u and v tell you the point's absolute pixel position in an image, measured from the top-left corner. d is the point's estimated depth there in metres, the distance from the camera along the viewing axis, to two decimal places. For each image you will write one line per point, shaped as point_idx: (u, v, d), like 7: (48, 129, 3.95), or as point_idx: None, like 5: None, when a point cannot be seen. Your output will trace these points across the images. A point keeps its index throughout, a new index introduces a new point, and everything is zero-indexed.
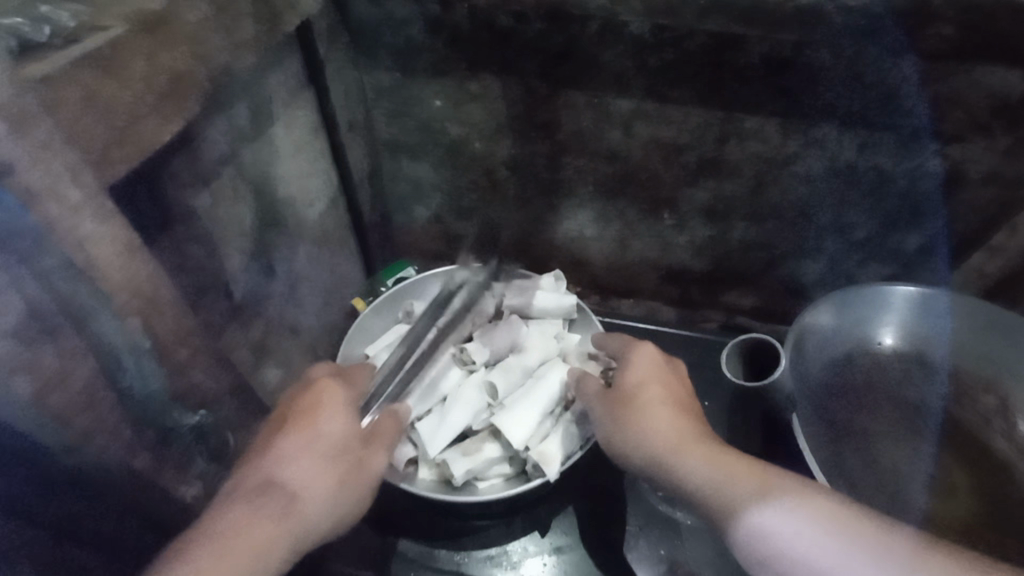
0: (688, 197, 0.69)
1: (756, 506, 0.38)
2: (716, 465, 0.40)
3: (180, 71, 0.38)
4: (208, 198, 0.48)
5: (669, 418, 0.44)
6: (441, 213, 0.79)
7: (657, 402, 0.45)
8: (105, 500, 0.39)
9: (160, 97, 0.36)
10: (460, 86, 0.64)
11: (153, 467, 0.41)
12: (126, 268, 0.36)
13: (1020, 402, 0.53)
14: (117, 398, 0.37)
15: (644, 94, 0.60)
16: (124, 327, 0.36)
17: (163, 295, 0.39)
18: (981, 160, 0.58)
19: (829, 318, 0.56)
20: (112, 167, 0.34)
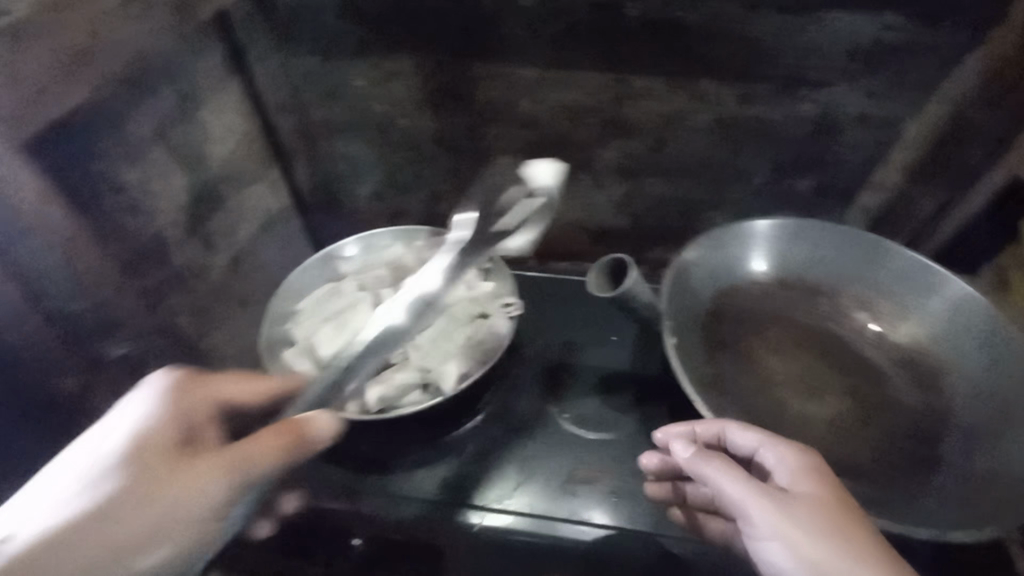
0: (601, 156, 0.75)
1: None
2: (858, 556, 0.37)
3: (83, 46, 0.44)
4: (139, 172, 0.54)
5: (821, 499, 0.40)
6: (381, 191, 0.85)
7: (814, 504, 0.40)
8: (42, 408, 0.46)
9: (63, 67, 0.43)
10: (378, 66, 0.69)
11: (83, 385, 0.47)
12: (45, 209, 0.42)
13: (880, 309, 0.60)
14: (47, 320, 0.43)
15: (544, 63, 0.66)
16: (48, 259, 0.43)
17: (84, 237, 0.46)
18: (850, 102, 0.64)
19: (714, 250, 0.62)
20: (24, 126, 0.40)
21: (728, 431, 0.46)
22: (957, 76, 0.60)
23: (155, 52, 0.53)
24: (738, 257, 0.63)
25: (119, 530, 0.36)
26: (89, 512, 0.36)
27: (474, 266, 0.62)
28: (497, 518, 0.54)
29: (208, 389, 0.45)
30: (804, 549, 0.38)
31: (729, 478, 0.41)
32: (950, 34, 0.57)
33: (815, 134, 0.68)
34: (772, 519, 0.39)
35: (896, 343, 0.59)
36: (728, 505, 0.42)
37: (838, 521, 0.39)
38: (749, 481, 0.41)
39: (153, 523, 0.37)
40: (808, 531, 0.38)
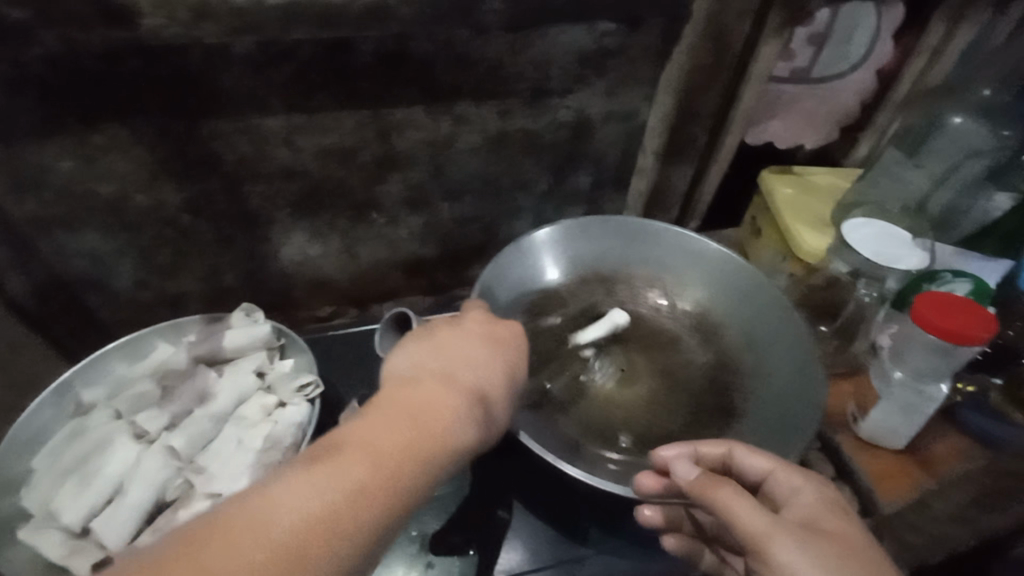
0: (385, 193, 0.72)
1: None
2: None
3: None
4: None
5: (833, 527, 0.39)
6: (145, 280, 0.72)
7: (838, 542, 0.37)
8: None
9: None
10: (82, 144, 0.58)
11: None
12: None
13: (667, 285, 0.65)
14: None
15: (288, 110, 0.61)
16: None
17: None
18: (596, 103, 0.69)
19: (510, 267, 0.62)
20: None
21: (739, 454, 0.47)
22: (670, 66, 0.67)
23: None
24: (535, 268, 0.64)
25: (435, 433, 0.39)
26: (399, 431, 0.38)
27: (260, 348, 0.54)
28: None
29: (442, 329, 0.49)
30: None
31: (745, 504, 0.38)
32: (654, 33, 0.64)
33: (576, 135, 0.72)
34: (795, 555, 0.36)
35: (684, 309, 0.64)
36: (746, 541, 0.38)
37: (861, 562, 0.36)
38: (772, 516, 0.38)
39: (421, 436, 0.38)
40: (826, 568, 0.35)
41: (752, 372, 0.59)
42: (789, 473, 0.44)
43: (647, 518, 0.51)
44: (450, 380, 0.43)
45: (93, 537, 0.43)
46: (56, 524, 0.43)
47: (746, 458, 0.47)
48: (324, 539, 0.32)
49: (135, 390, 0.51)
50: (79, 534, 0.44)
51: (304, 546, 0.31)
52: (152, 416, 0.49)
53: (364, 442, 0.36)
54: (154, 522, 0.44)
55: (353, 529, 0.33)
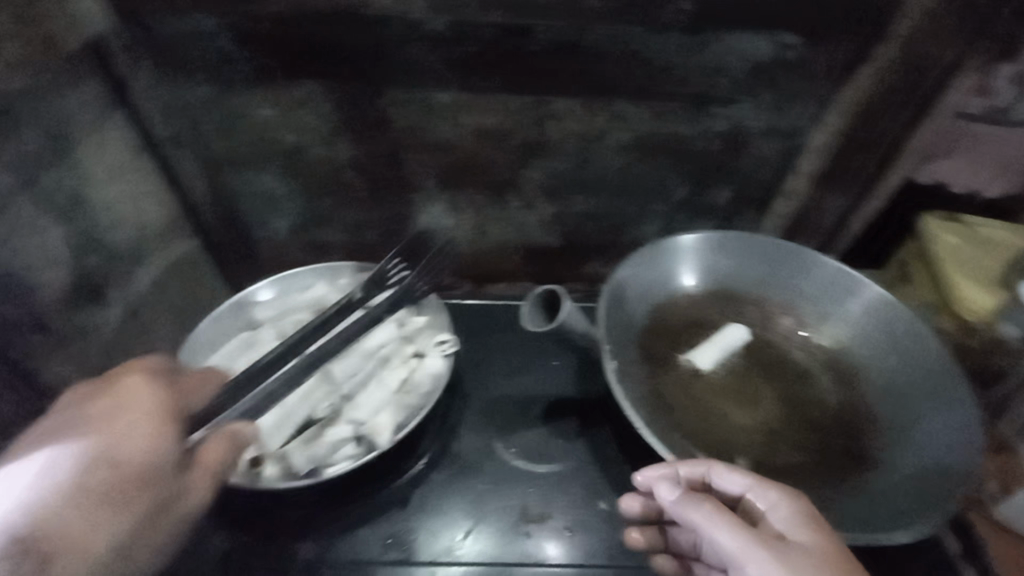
0: (526, 177, 0.75)
1: None
2: None
3: None
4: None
5: (811, 544, 0.39)
6: (302, 225, 0.80)
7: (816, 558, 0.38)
8: None
9: None
10: (283, 95, 0.65)
11: None
12: None
13: (805, 315, 0.62)
14: None
15: (459, 87, 0.65)
16: None
17: None
18: (757, 117, 0.68)
19: (643, 269, 0.62)
20: None
21: (716, 473, 0.45)
22: (849, 88, 0.64)
23: (10, 91, 0.48)
24: (668, 274, 0.63)
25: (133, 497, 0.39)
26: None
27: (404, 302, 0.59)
28: (449, 569, 0.51)
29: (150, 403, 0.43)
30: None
31: (725, 525, 0.39)
32: (839, 51, 0.61)
33: (728, 146, 0.71)
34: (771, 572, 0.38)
35: (819, 345, 0.61)
36: (731, 559, 0.39)
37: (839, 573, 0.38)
38: (745, 534, 0.39)
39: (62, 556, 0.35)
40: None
41: (893, 424, 0.55)
42: (763, 490, 0.43)
43: (634, 542, 0.50)
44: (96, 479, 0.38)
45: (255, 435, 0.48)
46: None
47: (720, 480, 0.45)
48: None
49: (297, 317, 0.58)
50: None
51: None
52: None
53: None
54: (307, 434, 0.49)
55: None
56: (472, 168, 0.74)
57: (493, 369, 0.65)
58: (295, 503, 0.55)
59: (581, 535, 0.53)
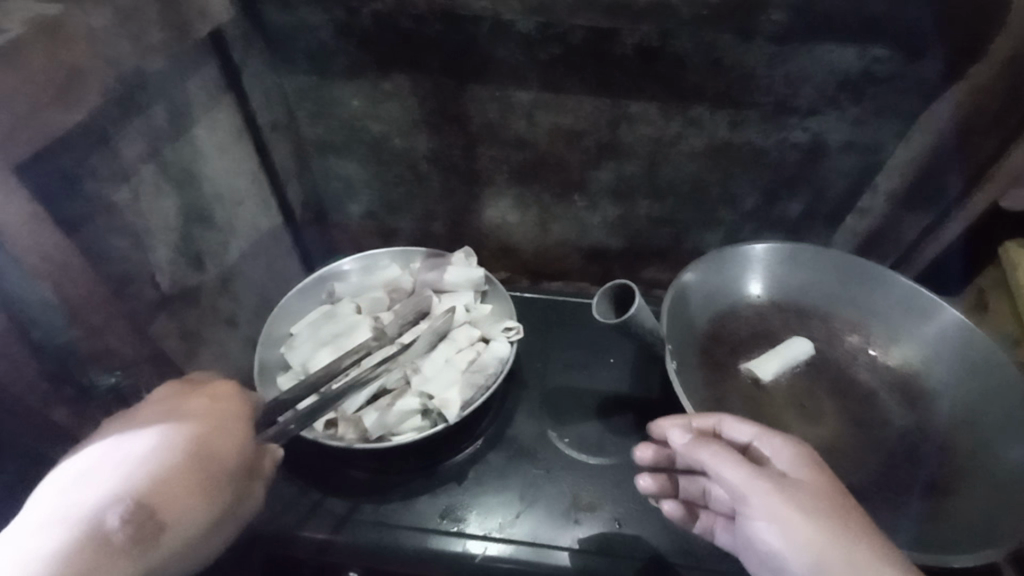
0: (595, 178, 0.76)
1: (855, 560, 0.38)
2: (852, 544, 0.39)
3: (78, 68, 0.46)
4: (129, 191, 0.54)
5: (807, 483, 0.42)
6: (376, 210, 0.85)
7: (816, 494, 0.41)
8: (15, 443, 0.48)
9: (59, 91, 0.44)
10: (374, 86, 0.69)
11: (70, 419, 0.50)
12: (37, 232, 0.44)
13: (875, 334, 0.61)
14: (32, 350, 0.46)
15: (540, 87, 0.67)
16: (34, 287, 0.44)
17: (77, 265, 0.47)
18: (838, 130, 0.67)
19: (709, 274, 0.62)
20: (17, 147, 0.42)
21: (725, 423, 0.47)
22: (940, 105, 0.62)
23: (150, 71, 0.55)
24: (734, 281, 0.63)
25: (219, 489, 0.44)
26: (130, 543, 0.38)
27: (472, 288, 0.61)
28: (500, 546, 0.53)
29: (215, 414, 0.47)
30: (799, 535, 0.39)
31: (729, 460, 0.42)
32: (933, 66, 0.59)
33: (804, 158, 0.70)
34: (768, 503, 0.40)
35: (890, 366, 0.59)
36: (734, 492, 0.42)
37: (836, 507, 0.40)
38: (747, 470, 0.41)
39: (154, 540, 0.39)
40: (804, 514, 0.40)
41: (967, 453, 0.53)
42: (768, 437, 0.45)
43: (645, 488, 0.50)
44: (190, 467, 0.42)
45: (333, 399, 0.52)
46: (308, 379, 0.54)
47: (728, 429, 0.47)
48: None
49: (373, 295, 0.61)
50: None
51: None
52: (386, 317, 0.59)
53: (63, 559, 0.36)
54: (379, 403, 0.52)
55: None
56: (544, 166, 0.76)
57: (551, 362, 0.67)
58: (362, 467, 0.59)
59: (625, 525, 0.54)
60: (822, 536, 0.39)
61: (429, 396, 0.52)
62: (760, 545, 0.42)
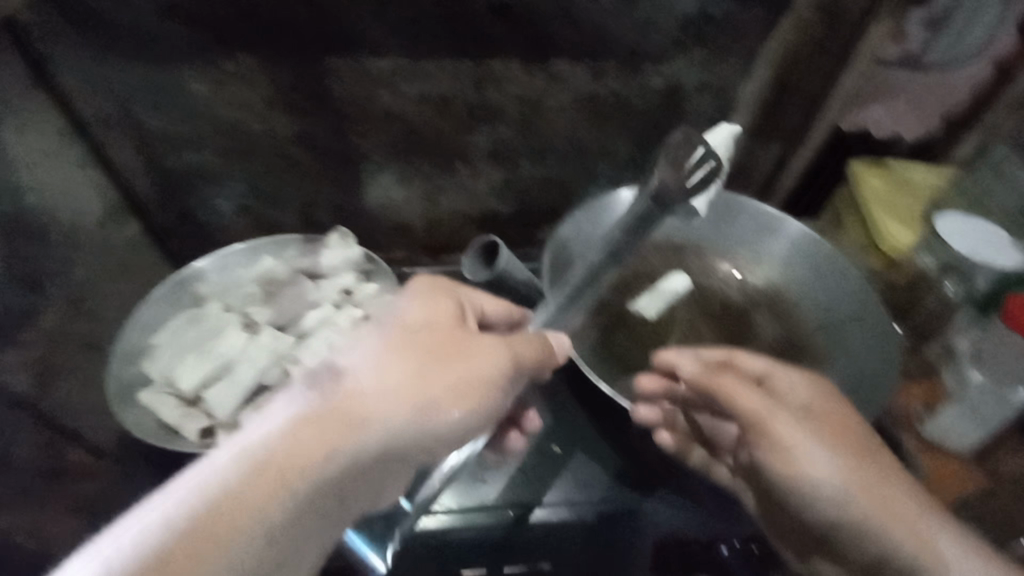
0: (473, 144, 0.75)
1: (874, 502, 0.41)
2: (872, 482, 0.41)
3: None
4: None
5: (823, 423, 0.43)
6: (248, 205, 0.78)
7: (831, 425, 0.43)
8: None
9: None
10: (215, 68, 0.64)
11: None
12: None
13: (740, 259, 0.66)
14: None
15: (397, 53, 0.64)
16: None
17: None
18: (690, 73, 0.70)
19: (588, 224, 0.64)
20: None
21: (739, 356, 0.48)
22: (772, 39, 0.67)
23: None
24: (612, 227, 0.65)
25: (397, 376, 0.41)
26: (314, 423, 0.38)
27: (351, 269, 0.59)
28: (433, 519, 0.53)
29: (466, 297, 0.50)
30: (815, 464, 0.42)
31: (745, 390, 0.45)
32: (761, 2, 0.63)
33: (666, 103, 0.73)
34: (789, 431, 0.43)
35: (755, 286, 0.64)
36: (749, 421, 0.45)
37: (855, 441, 0.43)
38: (763, 401, 0.45)
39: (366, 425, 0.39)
40: (816, 441, 0.43)
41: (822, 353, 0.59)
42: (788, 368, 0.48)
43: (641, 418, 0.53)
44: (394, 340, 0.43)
45: (205, 405, 0.49)
46: (173, 389, 0.50)
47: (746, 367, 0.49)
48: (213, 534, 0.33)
49: (244, 291, 0.58)
50: (189, 401, 0.50)
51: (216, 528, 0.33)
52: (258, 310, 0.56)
53: (290, 428, 0.37)
54: (255, 401, 0.50)
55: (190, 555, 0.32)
56: (419, 136, 0.73)
57: None
58: None
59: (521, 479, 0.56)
60: (837, 468, 0.42)
61: None
62: (774, 475, 0.44)
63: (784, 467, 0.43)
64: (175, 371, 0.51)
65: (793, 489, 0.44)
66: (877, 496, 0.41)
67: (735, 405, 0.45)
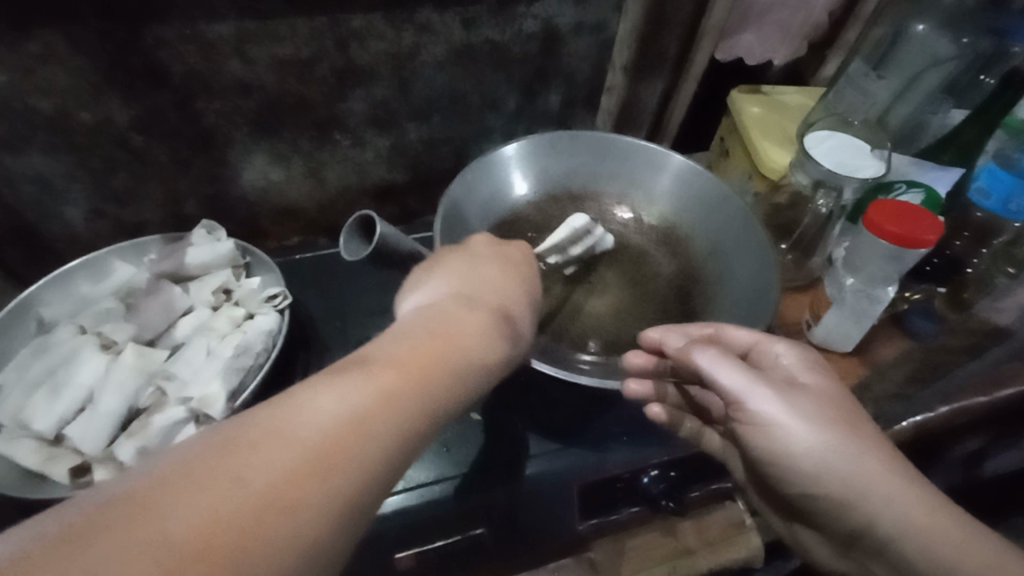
0: (348, 111, 0.70)
1: (860, 469, 0.40)
2: (861, 447, 0.41)
3: None
4: None
5: (813, 401, 0.43)
6: (100, 208, 0.69)
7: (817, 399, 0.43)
8: None
9: None
10: (13, 50, 0.53)
11: None
12: None
13: (635, 200, 0.67)
14: None
15: (238, 14, 0.57)
16: None
17: None
18: (562, 13, 0.68)
19: (480, 183, 0.62)
20: None
21: (725, 332, 0.49)
22: None
23: None
24: (504, 185, 0.64)
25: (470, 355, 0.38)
26: (374, 413, 0.32)
27: (225, 265, 0.54)
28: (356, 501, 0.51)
29: (488, 283, 0.45)
30: (796, 434, 0.41)
31: (727, 366, 0.43)
32: None
33: (544, 47, 0.71)
34: (772, 403, 0.42)
35: (649, 222, 0.66)
36: (731, 398, 0.43)
37: (841, 410, 0.42)
38: (746, 371, 0.43)
39: (434, 409, 0.35)
40: (801, 415, 0.42)
41: (715, 277, 0.61)
42: (773, 342, 0.47)
43: (634, 393, 0.51)
44: (455, 315, 0.40)
45: (69, 443, 0.43)
46: (28, 432, 0.44)
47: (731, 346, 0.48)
48: (273, 516, 0.27)
49: (101, 308, 0.51)
50: (52, 441, 0.44)
51: (265, 518, 0.27)
52: (117, 327, 0.50)
53: (348, 397, 0.32)
54: (130, 427, 0.45)
55: (256, 559, 0.26)
56: (287, 109, 0.67)
57: (349, 317, 0.64)
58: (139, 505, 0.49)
59: (445, 449, 0.56)
60: (823, 440, 0.41)
61: (190, 398, 0.45)
62: (758, 450, 0.44)
63: (767, 441, 0.43)
64: (26, 412, 0.45)
65: (774, 460, 0.43)
66: (855, 461, 0.40)
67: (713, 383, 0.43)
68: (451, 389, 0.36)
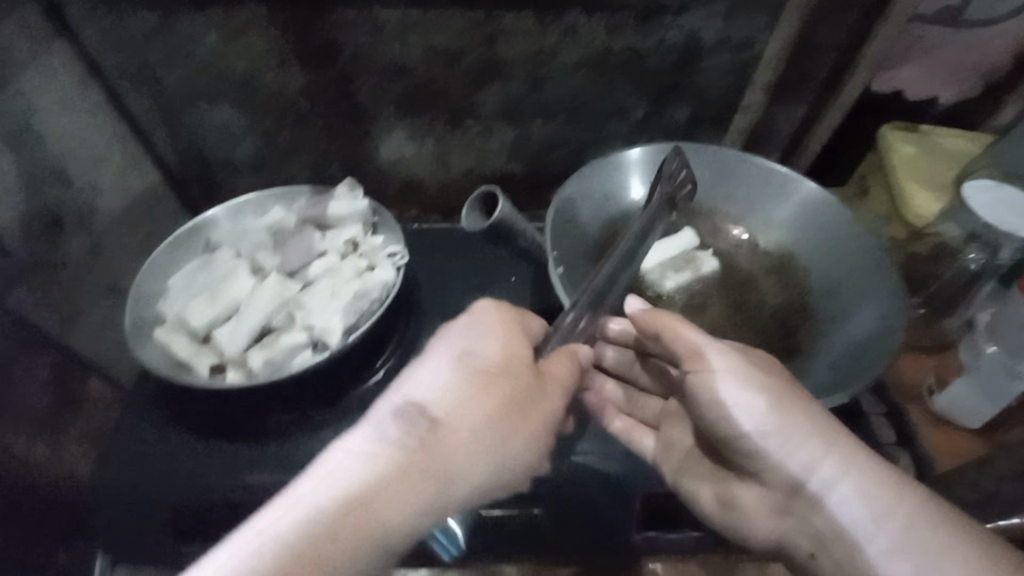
0: (484, 102, 0.74)
1: (817, 452, 0.44)
2: (827, 432, 0.44)
3: None
4: None
5: (761, 375, 0.46)
6: (261, 159, 0.79)
7: (789, 452, 0.45)
8: None
9: None
10: (227, 17, 0.63)
11: None
12: None
13: (754, 225, 0.65)
14: None
15: (407, 3, 0.64)
16: None
17: None
18: (710, 27, 0.68)
19: (595, 186, 0.64)
20: None
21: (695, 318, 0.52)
22: None
23: None
24: (619, 189, 0.65)
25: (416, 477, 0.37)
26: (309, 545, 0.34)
27: (358, 220, 0.60)
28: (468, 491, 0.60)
29: (465, 385, 0.41)
30: (746, 397, 0.45)
31: (684, 325, 0.48)
32: None
33: (683, 59, 0.71)
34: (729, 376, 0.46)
35: (765, 249, 0.64)
36: (687, 356, 0.48)
37: (794, 400, 0.45)
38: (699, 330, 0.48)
39: (408, 509, 0.37)
40: (749, 383, 0.46)
41: (827, 319, 0.57)
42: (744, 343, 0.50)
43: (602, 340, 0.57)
44: (411, 430, 0.39)
45: (215, 343, 0.51)
46: (186, 328, 0.53)
47: (702, 385, 0.47)
48: None
49: (254, 239, 0.59)
50: (201, 339, 0.53)
51: None
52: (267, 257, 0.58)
53: (296, 525, 0.34)
54: (262, 341, 0.52)
55: None
56: (431, 92, 0.73)
57: (451, 289, 0.68)
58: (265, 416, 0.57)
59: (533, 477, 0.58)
60: (773, 410, 0.45)
61: (312, 327, 0.52)
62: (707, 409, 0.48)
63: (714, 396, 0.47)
64: (183, 315, 0.53)
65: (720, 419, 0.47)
66: (816, 449, 0.44)
67: (673, 342, 0.48)
68: (400, 511, 0.36)
